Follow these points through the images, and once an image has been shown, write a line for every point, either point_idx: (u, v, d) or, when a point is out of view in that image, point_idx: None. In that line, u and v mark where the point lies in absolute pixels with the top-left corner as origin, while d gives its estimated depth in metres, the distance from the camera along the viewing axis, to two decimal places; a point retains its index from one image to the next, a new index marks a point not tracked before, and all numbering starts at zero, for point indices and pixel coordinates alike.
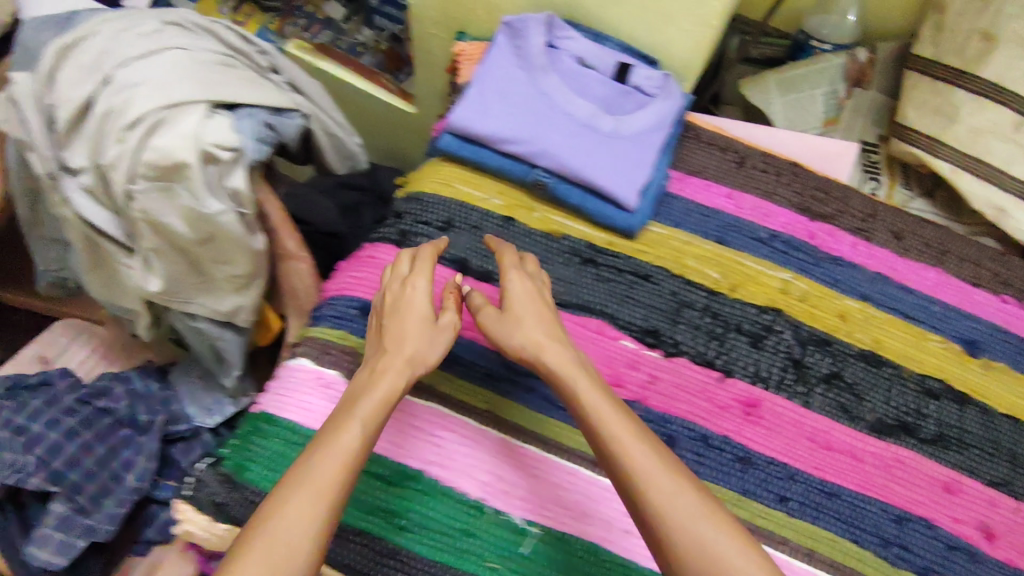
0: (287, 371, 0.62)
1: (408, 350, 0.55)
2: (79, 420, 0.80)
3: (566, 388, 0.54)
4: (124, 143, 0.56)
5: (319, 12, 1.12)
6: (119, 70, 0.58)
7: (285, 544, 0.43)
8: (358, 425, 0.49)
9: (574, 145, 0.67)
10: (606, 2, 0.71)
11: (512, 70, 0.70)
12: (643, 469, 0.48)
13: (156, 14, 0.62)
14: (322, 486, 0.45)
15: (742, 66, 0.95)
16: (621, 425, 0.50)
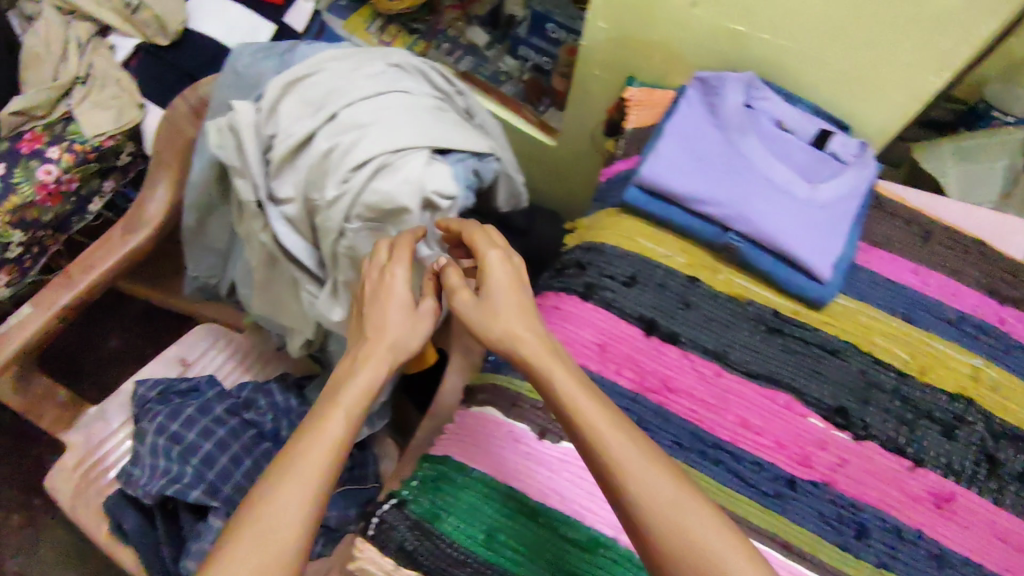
0: (477, 421, 0.62)
1: (389, 338, 0.53)
2: (228, 431, 0.81)
3: (541, 380, 0.49)
4: (347, 183, 0.57)
5: (462, 37, 1.14)
6: (345, 109, 0.59)
7: (271, 543, 0.40)
8: (340, 419, 0.46)
9: (772, 210, 0.65)
10: (809, 65, 0.70)
11: (708, 128, 0.69)
12: (610, 445, 0.44)
13: (376, 54, 0.62)
14: (308, 473, 0.43)
15: (915, 127, 0.93)
16: (589, 403, 0.47)
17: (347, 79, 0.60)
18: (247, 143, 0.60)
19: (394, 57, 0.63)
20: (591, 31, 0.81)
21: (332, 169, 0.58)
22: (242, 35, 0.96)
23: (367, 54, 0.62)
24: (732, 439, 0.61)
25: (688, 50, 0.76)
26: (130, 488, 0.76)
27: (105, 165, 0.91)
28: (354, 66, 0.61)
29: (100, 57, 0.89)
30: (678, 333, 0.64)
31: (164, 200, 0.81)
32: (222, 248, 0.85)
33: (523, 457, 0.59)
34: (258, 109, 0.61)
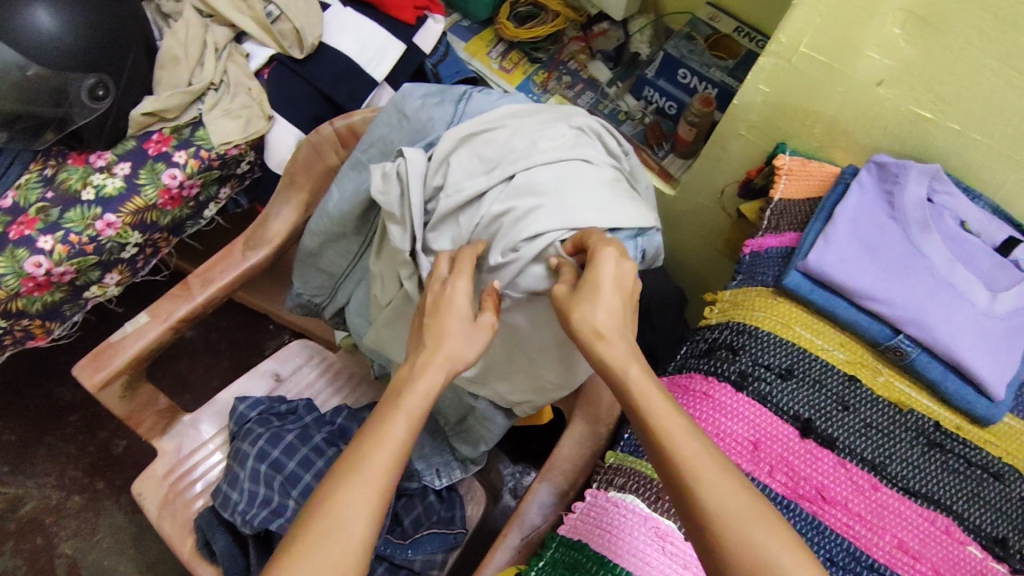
0: (617, 510, 0.57)
1: (449, 348, 0.52)
2: (326, 462, 0.78)
3: (619, 386, 0.49)
4: (517, 253, 0.55)
5: (583, 70, 1.11)
6: (526, 172, 0.57)
7: (339, 540, 0.43)
8: (401, 423, 0.48)
9: (949, 318, 0.61)
10: (997, 163, 0.66)
11: (883, 219, 0.66)
12: (676, 439, 0.46)
13: (557, 118, 0.61)
14: (372, 475, 0.46)
15: None
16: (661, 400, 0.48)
17: (530, 141, 0.58)
18: (412, 194, 0.58)
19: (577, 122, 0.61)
20: (749, 94, 0.77)
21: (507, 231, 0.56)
22: (371, 54, 0.94)
23: (548, 116, 0.61)
24: (887, 561, 0.57)
25: (857, 128, 0.73)
26: (227, 513, 0.74)
27: (226, 172, 0.90)
28: (537, 127, 0.59)
29: (234, 65, 0.88)
30: (834, 438, 0.60)
31: (289, 219, 0.80)
32: (338, 272, 0.80)
33: (671, 561, 0.54)
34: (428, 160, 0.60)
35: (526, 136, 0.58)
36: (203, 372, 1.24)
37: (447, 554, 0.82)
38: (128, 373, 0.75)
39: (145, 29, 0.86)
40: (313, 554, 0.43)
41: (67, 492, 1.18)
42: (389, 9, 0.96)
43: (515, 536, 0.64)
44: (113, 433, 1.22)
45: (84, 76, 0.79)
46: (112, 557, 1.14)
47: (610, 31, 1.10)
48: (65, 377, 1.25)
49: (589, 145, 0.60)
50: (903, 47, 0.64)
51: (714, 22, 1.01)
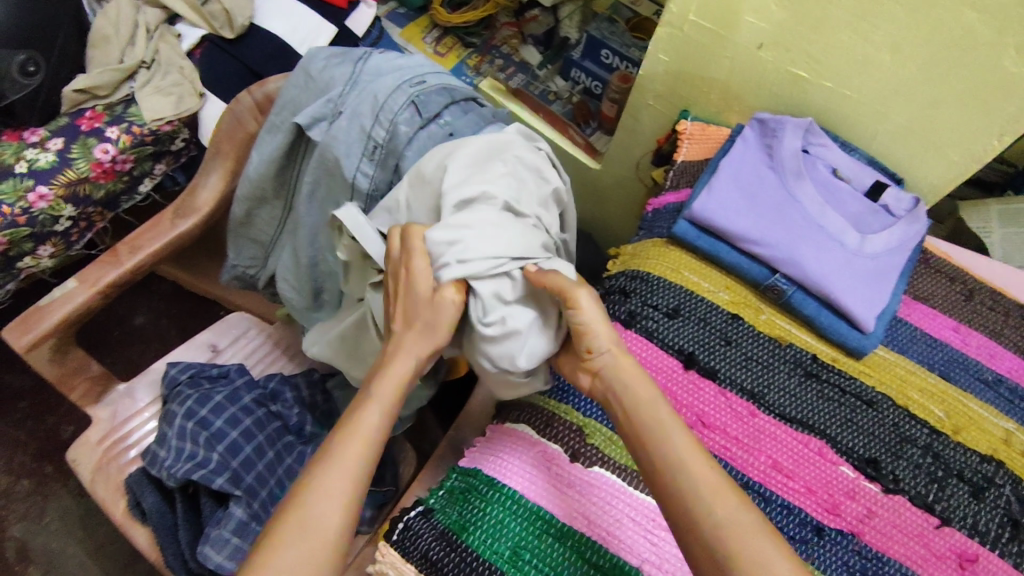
0: (510, 438, 0.62)
1: (416, 337, 0.57)
2: (254, 420, 0.81)
3: (631, 405, 0.54)
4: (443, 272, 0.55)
5: (515, 54, 1.16)
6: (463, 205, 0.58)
7: (318, 527, 0.47)
8: (374, 412, 0.54)
9: (821, 258, 0.66)
10: (869, 118, 0.72)
11: (763, 170, 0.70)
12: (682, 467, 0.49)
13: (491, 151, 0.61)
14: (347, 461, 0.51)
15: (965, 190, 0.94)
16: (676, 435, 0.51)
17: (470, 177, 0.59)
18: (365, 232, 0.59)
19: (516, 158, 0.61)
20: (651, 63, 0.82)
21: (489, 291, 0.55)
22: (303, 36, 0.99)
23: (481, 150, 0.61)
24: (762, 481, 0.61)
25: (747, 91, 0.78)
26: (155, 469, 0.76)
27: (159, 149, 0.93)
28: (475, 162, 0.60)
29: (166, 44, 0.92)
30: (716, 369, 0.65)
31: (216, 188, 0.83)
32: (266, 240, 0.83)
33: (555, 477, 0.59)
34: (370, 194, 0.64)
35: (466, 172, 0.59)
36: (151, 357, 1.25)
37: (377, 511, 0.83)
38: (56, 336, 0.77)
39: (77, 9, 0.89)
40: (291, 545, 0.46)
41: (15, 477, 1.19)
42: None
43: (428, 478, 0.67)
44: (61, 419, 1.24)
45: (15, 51, 0.82)
46: (61, 539, 1.15)
47: (540, 18, 1.14)
48: (14, 364, 1.26)
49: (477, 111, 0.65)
50: (775, 11, 0.69)
51: (635, 5, 1.07)
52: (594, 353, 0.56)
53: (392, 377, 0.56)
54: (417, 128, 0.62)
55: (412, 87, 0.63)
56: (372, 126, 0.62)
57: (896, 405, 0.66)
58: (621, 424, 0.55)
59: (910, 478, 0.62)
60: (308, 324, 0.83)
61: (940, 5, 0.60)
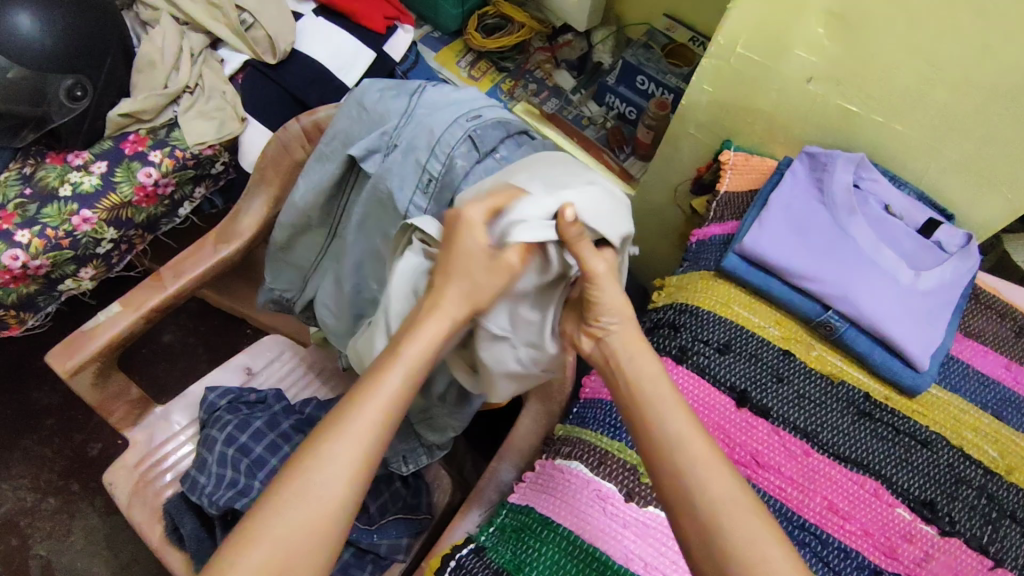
0: (564, 477, 0.61)
1: (450, 302, 0.54)
2: (292, 448, 0.81)
3: (646, 406, 0.51)
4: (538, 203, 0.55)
5: (548, 79, 1.15)
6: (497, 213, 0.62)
7: (324, 488, 0.46)
8: (398, 372, 0.51)
9: (874, 294, 0.65)
10: (919, 152, 0.71)
11: (812, 204, 0.70)
12: (681, 441, 0.49)
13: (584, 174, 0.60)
14: (359, 430, 0.49)
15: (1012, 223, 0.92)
16: (683, 425, 0.50)
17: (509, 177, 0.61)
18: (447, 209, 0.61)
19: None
20: (694, 93, 0.82)
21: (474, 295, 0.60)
22: (342, 60, 1.00)
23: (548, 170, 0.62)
24: (818, 522, 0.60)
25: (793, 123, 0.78)
26: (195, 496, 0.76)
27: (200, 172, 0.94)
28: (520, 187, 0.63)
29: (210, 70, 0.93)
30: (769, 408, 0.64)
31: (259, 213, 0.83)
32: (306, 265, 0.83)
33: (610, 516, 0.58)
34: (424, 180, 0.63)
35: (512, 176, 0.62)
36: (178, 376, 1.25)
37: (412, 540, 0.81)
38: (100, 360, 0.78)
39: (124, 35, 0.90)
40: (290, 506, 0.45)
41: (42, 494, 1.19)
42: (361, 19, 1.02)
43: (473, 513, 0.66)
44: (88, 436, 1.23)
45: (63, 76, 0.83)
46: (86, 558, 1.14)
47: (574, 43, 1.16)
48: (43, 382, 1.26)
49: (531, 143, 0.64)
50: (827, 45, 0.69)
51: (670, 32, 1.07)
52: (599, 323, 0.56)
53: (418, 338, 0.53)
54: (473, 162, 0.62)
55: (468, 121, 0.63)
56: (429, 161, 0.62)
57: (949, 444, 0.65)
58: (630, 418, 0.52)
59: (964, 519, 0.60)
60: (346, 351, 0.82)
61: (995, 43, 0.60)
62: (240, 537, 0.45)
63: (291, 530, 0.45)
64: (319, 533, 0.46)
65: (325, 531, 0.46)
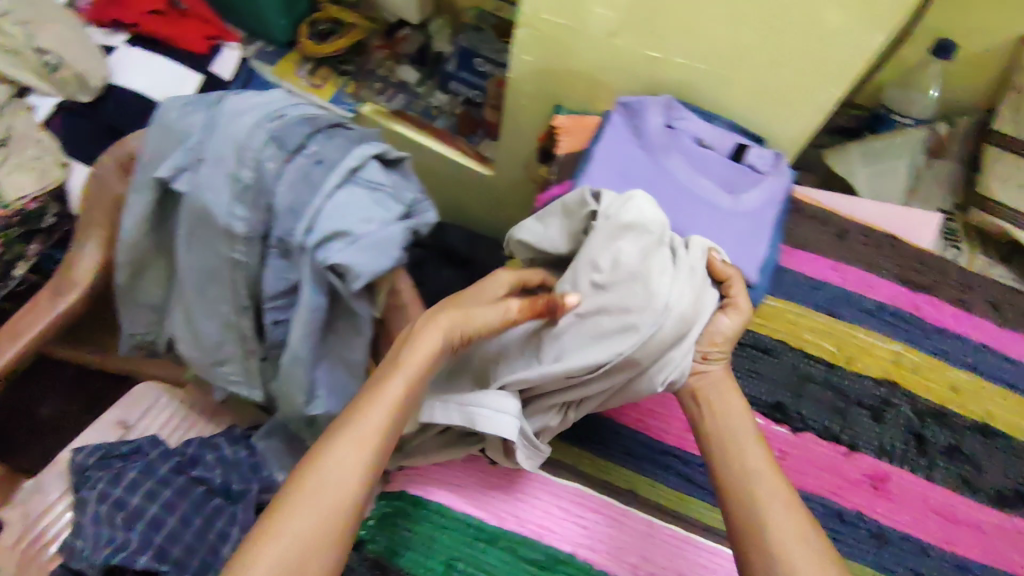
0: (521, 474, 0.60)
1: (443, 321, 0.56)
2: (174, 491, 0.78)
3: (722, 445, 0.56)
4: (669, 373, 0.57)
5: (393, 75, 1.14)
6: (596, 320, 0.56)
7: (332, 493, 0.46)
8: (398, 381, 0.52)
9: (699, 223, 0.69)
10: (721, 86, 0.75)
11: (634, 150, 0.73)
12: (758, 472, 0.54)
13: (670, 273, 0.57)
14: (368, 432, 0.49)
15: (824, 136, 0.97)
16: (765, 464, 0.54)
17: (621, 327, 0.55)
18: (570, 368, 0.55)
19: (694, 274, 0.58)
20: (518, 64, 0.85)
21: (567, 420, 0.60)
22: (168, 88, 0.99)
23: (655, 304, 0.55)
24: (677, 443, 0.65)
25: (612, 78, 0.81)
26: (74, 562, 0.71)
27: (29, 228, 0.85)
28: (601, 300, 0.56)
29: (20, 119, 0.85)
30: None
31: (94, 259, 0.79)
32: (159, 302, 0.80)
33: (477, 481, 0.60)
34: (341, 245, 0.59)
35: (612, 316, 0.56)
36: None
37: None
38: None
39: None
40: (303, 509, 0.45)
41: None
42: (180, 44, 1.02)
43: None
44: None
45: None
46: None
47: (411, 36, 1.15)
48: None
49: (343, 134, 0.64)
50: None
51: (499, 12, 1.09)
52: (707, 360, 0.60)
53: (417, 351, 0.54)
54: (283, 162, 0.61)
55: (271, 122, 0.62)
56: (240, 170, 0.61)
57: (793, 347, 0.70)
58: (714, 461, 0.56)
59: (816, 414, 0.66)
60: (216, 382, 0.79)
61: None
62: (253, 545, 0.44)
63: (305, 531, 0.44)
64: (327, 537, 0.45)
65: (336, 537, 0.45)
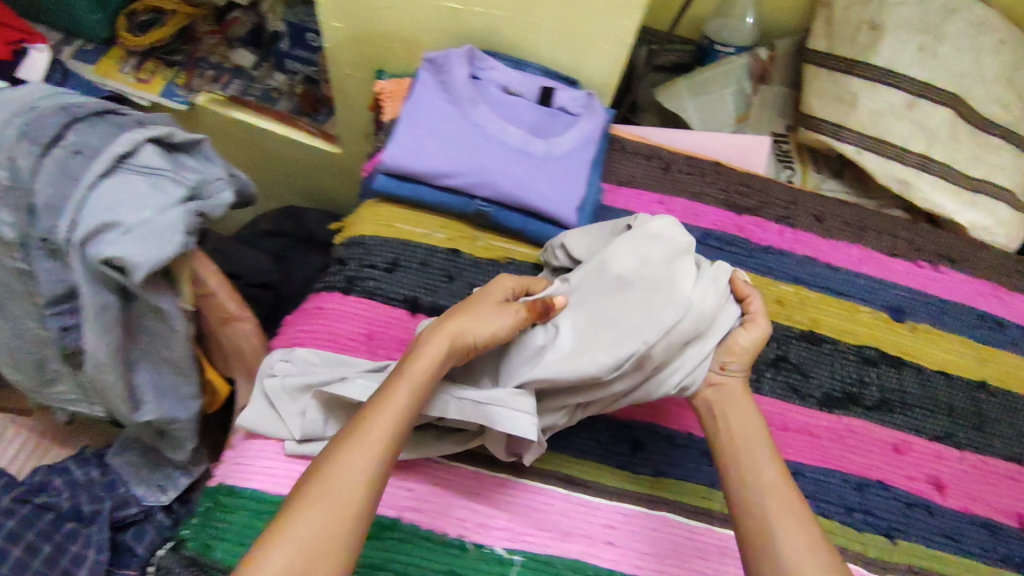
0: None
1: (446, 332, 0.52)
2: (17, 520, 0.75)
3: (732, 458, 0.55)
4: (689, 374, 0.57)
5: (226, 61, 1.09)
6: (606, 330, 0.55)
7: (341, 499, 0.44)
8: (405, 389, 0.49)
9: (510, 172, 0.68)
10: (524, 31, 0.74)
11: (441, 105, 0.70)
12: (771, 489, 0.52)
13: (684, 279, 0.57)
14: (376, 437, 0.47)
15: (654, 74, 0.98)
16: (778, 478, 0.53)
17: (645, 319, 0.54)
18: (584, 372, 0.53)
19: (716, 280, 0.58)
20: (328, 32, 0.81)
21: (573, 420, 0.58)
22: None
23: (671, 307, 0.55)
24: None
25: (422, 35, 0.78)
26: None
27: None
28: (614, 295, 0.57)
29: None
30: (444, 306, 0.66)
31: None
32: None
33: (296, 462, 0.58)
34: (125, 230, 0.56)
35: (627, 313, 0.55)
36: None
37: None
38: None
39: None
40: (312, 513, 0.43)
41: None
42: None
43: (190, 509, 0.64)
44: None
45: None
46: None
47: (243, 18, 1.11)
48: None
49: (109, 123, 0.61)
50: None
51: None
52: (725, 370, 0.59)
53: (426, 357, 0.51)
54: (37, 157, 0.57)
55: (23, 118, 0.59)
56: None
57: None
58: (724, 473, 0.55)
59: None
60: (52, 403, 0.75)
61: None
62: (262, 549, 0.41)
63: (315, 534, 0.42)
64: (333, 545, 0.42)
65: (345, 547, 0.43)
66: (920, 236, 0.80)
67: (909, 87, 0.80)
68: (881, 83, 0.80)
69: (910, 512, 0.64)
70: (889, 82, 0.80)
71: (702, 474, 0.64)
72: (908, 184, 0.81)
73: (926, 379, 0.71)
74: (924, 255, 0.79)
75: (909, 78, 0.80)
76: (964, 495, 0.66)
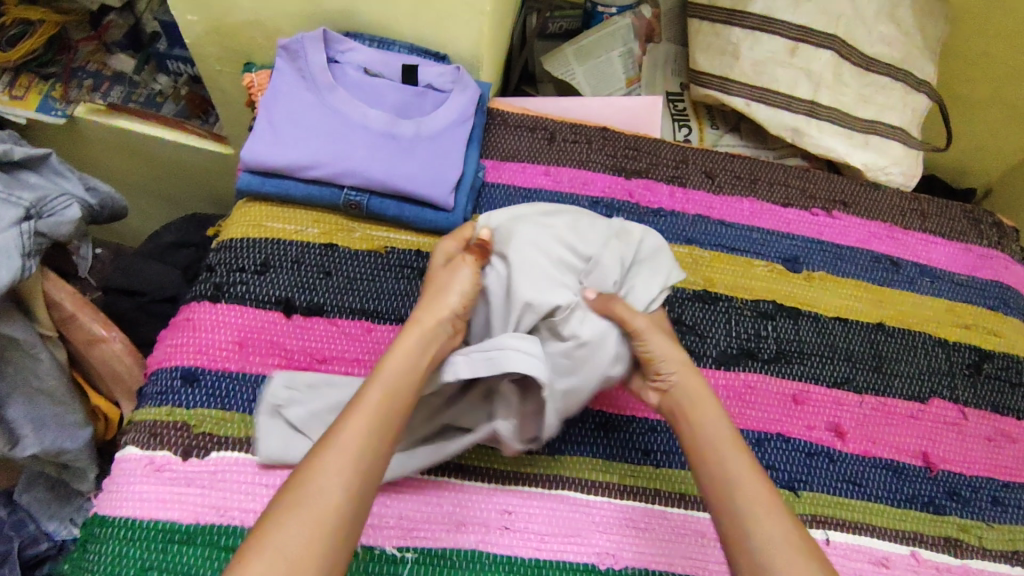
0: (222, 463, 0.55)
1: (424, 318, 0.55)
2: None
3: (702, 455, 0.54)
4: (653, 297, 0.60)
5: (104, 69, 1.04)
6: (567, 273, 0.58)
7: (317, 505, 0.44)
8: (372, 389, 0.50)
9: (375, 158, 0.66)
10: (382, 8, 0.71)
11: (298, 94, 0.67)
12: (743, 483, 0.51)
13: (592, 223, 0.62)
14: (349, 444, 0.47)
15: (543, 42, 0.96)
16: (747, 469, 0.52)
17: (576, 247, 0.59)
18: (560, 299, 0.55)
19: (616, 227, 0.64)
20: (186, 27, 0.77)
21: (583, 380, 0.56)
22: None
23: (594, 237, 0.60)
24: None
25: (284, 21, 0.74)
26: None
27: None
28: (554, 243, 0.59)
29: None
30: (320, 304, 0.64)
31: None
32: None
33: (169, 483, 0.54)
34: None
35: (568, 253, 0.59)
36: None
37: None
38: None
39: None
40: (291, 524, 0.43)
41: None
42: None
43: None
44: None
45: None
46: None
47: (119, 21, 1.04)
48: None
49: None
50: None
51: None
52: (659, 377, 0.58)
53: (398, 351, 0.52)
54: None
55: None
56: None
57: None
58: (697, 469, 0.54)
59: None
60: None
61: None
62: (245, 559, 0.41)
63: (298, 544, 0.42)
64: (322, 542, 0.43)
65: (327, 553, 0.43)
66: (813, 183, 0.79)
67: (790, 33, 0.79)
68: (760, 31, 0.79)
69: (811, 462, 0.63)
70: (768, 30, 0.79)
71: (599, 448, 0.62)
72: (799, 131, 0.81)
73: (823, 326, 0.70)
74: (819, 202, 0.78)
75: (788, 24, 0.78)
76: (863, 439, 0.65)
